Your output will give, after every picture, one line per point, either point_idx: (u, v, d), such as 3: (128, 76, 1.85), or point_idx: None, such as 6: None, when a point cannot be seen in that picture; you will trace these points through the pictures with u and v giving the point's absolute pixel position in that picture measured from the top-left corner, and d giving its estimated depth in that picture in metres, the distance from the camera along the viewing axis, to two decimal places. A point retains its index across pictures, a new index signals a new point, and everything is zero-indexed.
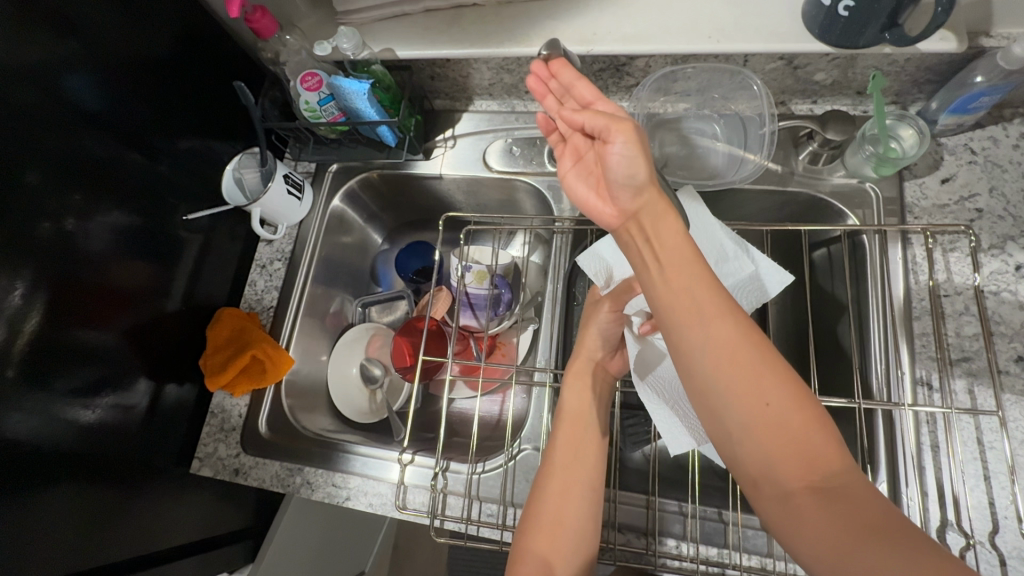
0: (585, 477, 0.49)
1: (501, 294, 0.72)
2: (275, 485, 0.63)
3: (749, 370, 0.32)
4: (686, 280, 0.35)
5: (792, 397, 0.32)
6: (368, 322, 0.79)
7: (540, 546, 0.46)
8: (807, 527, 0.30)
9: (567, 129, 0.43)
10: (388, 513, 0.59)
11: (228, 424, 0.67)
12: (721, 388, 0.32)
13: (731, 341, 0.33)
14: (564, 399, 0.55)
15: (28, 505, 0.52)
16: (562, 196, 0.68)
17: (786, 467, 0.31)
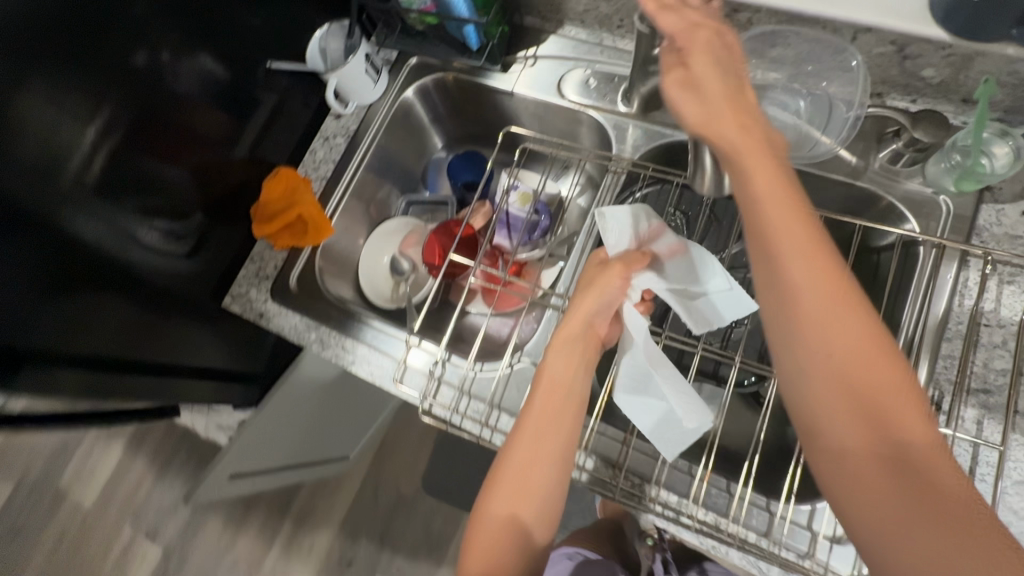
0: (557, 453, 0.50)
1: (539, 221, 0.74)
2: (292, 336, 0.68)
3: (839, 325, 0.36)
4: (794, 234, 0.37)
5: (872, 356, 0.36)
6: (408, 218, 0.82)
7: (507, 500, 0.49)
8: (866, 486, 0.35)
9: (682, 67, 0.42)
10: (385, 385, 0.64)
11: (263, 272, 0.71)
12: (810, 338, 0.36)
13: (828, 300, 0.36)
14: (548, 363, 0.53)
15: (83, 299, 0.59)
16: (626, 137, 0.67)
17: (853, 421, 0.35)
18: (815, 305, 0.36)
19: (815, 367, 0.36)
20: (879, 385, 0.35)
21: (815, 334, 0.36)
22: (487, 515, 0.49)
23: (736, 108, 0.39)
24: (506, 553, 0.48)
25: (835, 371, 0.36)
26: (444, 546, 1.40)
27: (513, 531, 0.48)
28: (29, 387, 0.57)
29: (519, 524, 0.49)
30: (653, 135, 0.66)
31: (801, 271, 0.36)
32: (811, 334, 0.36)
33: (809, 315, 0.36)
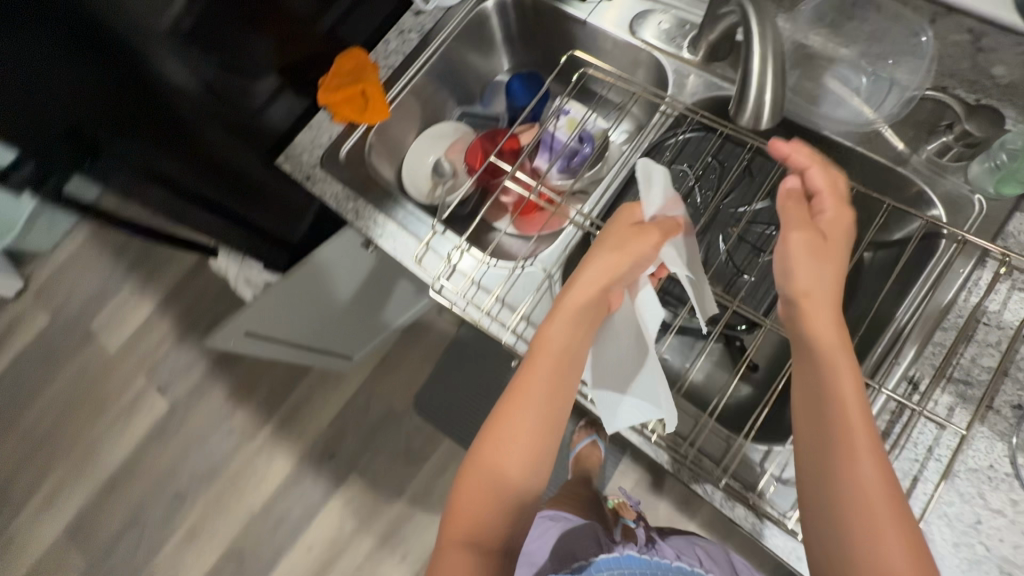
0: (548, 419, 0.51)
1: (580, 150, 0.77)
2: (331, 203, 0.73)
3: (875, 486, 0.38)
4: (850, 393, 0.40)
5: (882, 476, 0.38)
6: (459, 128, 0.85)
7: (493, 469, 0.50)
8: None
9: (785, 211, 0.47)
10: (405, 262, 0.68)
11: (318, 140, 0.76)
12: (845, 489, 0.38)
13: (870, 460, 0.38)
14: (551, 331, 0.51)
15: (167, 128, 0.68)
16: (684, 82, 0.68)
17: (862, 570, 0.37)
18: (864, 463, 0.38)
19: (824, 462, 0.40)
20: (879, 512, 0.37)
21: (830, 455, 0.40)
22: (473, 479, 0.51)
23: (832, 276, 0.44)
24: (490, 519, 0.50)
25: (844, 470, 0.39)
26: (421, 461, 1.48)
27: (499, 498, 0.50)
28: (122, 189, 0.70)
29: (502, 492, 0.50)
30: (710, 85, 0.68)
31: (828, 369, 0.41)
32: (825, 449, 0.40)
33: (831, 417, 0.40)
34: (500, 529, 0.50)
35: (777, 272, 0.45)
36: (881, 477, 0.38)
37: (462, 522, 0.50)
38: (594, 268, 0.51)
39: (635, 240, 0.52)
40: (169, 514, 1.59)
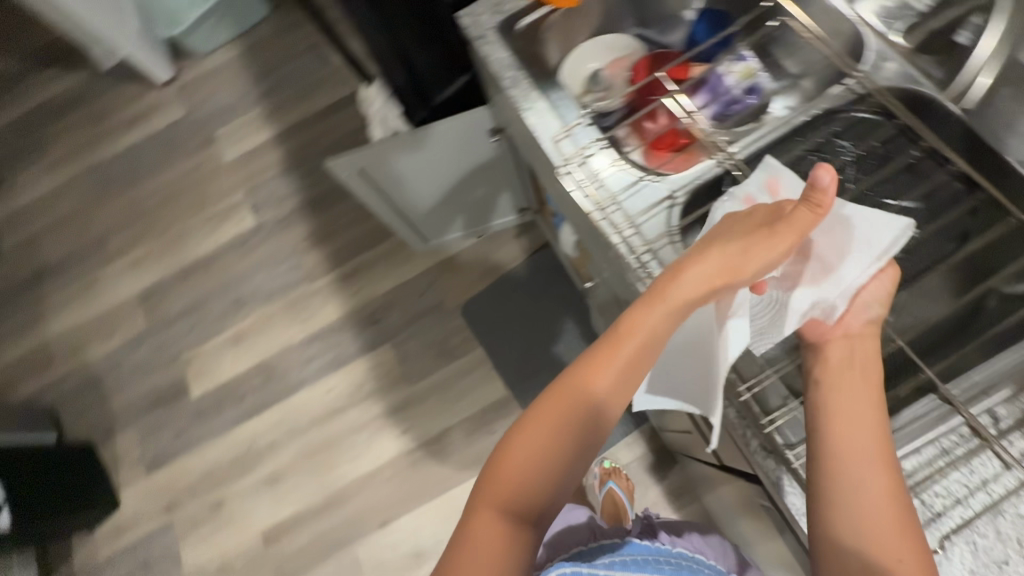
0: (609, 402, 0.54)
1: (740, 101, 0.75)
2: (493, 65, 0.77)
3: (888, 477, 0.49)
4: (868, 408, 0.52)
5: (889, 474, 0.49)
6: (627, 45, 0.85)
7: (547, 435, 0.53)
8: None
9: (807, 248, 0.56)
10: (542, 139, 0.72)
11: (502, 5, 0.79)
12: (863, 477, 0.49)
13: (881, 457, 0.50)
14: (649, 315, 0.54)
15: None
16: (880, 65, 0.66)
17: (878, 542, 0.47)
18: (875, 458, 0.50)
19: (850, 459, 0.50)
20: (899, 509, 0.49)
21: (861, 469, 0.50)
22: (524, 439, 0.54)
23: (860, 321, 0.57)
24: (531, 481, 0.52)
25: (860, 465, 0.50)
26: (449, 358, 1.56)
27: (546, 463, 0.53)
28: None
29: (549, 456, 0.53)
30: (906, 76, 0.65)
31: (844, 390, 0.53)
32: (847, 456, 0.50)
33: (841, 423, 0.52)
34: (540, 492, 0.52)
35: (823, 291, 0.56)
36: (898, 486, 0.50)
37: (506, 483, 0.53)
38: (710, 262, 0.54)
39: (744, 245, 0.53)
40: (225, 313, 1.78)
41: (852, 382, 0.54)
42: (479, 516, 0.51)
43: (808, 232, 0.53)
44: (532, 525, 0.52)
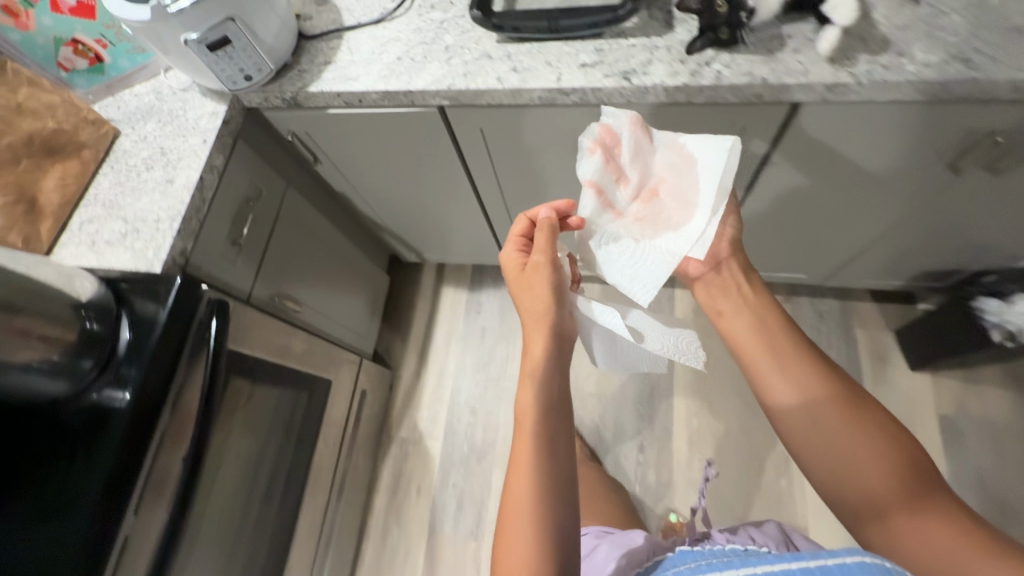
0: (551, 452, 0.62)
1: None
2: None
3: (824, 399, 0.68)
4: (770, 322, 0.74)
5: (817, 375, 0.69)
6: None
7: (520, 506, 0.58)
8: (887, 473, 0.63)
9: (518, 261, 0.76)
10: None
11: None
12: (804, 410, 0.68)
13: (794, 362, 0.71)
14: (524, 401, 0.65)
15: None
16: None
17: (856, 451, 0.65)
18: (800, 360, 0.71)
19: (798, 393, 0.69)
20: (918, 478, 0.62)
21: (800, 385, 0.69)
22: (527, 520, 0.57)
23: (557, 294, 0.72)
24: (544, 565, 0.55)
25: (814, 400, 0.68)
26: None
27: (551, 526, 0.57)
28: None
29: (553, 532, 0.57)
30: None
31: (751, 310, 0.76)
32: (798, 391, 0.69)
33: (766, 353, 0.72)
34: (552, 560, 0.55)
35: (551, 294, 0.71)
36: (870, 444, 0.64)
37: None
38: (527, 307, 0.72)
39: (522, 306, 0.72)
40: None
41: (750, 306, 0.76)
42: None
43: (552, 236, 0.75)
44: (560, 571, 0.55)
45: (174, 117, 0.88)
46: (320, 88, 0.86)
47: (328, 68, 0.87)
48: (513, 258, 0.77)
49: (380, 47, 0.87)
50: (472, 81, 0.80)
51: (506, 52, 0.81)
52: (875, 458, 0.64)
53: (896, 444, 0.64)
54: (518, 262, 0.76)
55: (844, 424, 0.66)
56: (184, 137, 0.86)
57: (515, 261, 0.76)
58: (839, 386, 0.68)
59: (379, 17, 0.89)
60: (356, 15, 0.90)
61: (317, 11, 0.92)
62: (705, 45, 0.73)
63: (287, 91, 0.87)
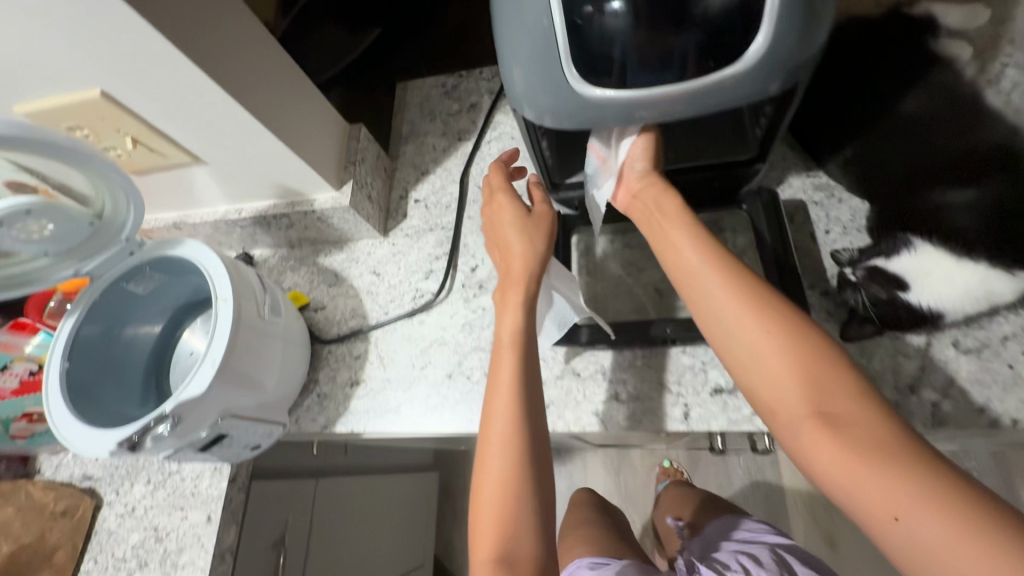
0: (527, 383, 0.49)
1: None
2: None
3: (742, 291, 0.39)
4: (666, 199, 0.47)
5: (723, 265, 0.41)
6: None
7: (490, 442, 0.47)
8: (828, 395, 0.34)
9: (500, 192, 0.57)
10: None
11: None
12: (709, 297, 0.40)
13: (696, 248, 0.43)
14: (501, 327, 0.50)
15: None
16: None
17: (780, 362, 0.36)
18: (695, 249, 0.43)
19: (697, 274, 0.42)
20: (851, 385, 0.34)
21: (701, 274, 0.41)
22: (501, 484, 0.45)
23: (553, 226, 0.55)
24: (519, 539, 0.43)
25: (717, 285, 0.40)
26: None
27: (531, 472, 0.46)
28: None
29: (528, 501, 0.45)
30: None
31: (654, 183, 0.48)
32: (699, 276, 0.41)
33: (661, 251, 0.45)
34: (529, 505, 0.45)
35: (547, 228, 0.54)
36: (782, 326, 0.37)
37: None
38: (509, 227, 0.54)
39: (502, 241, 0.54)
40: None
41: (656, 188, 0.48)
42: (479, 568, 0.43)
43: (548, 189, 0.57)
44: (543, 522, 0.45)
45: (167, 473, 0.68)
46: (348, 426, 0.64)
47: (355, 392, 0.65)
48: (498, 190, 0.57)
49: (421, 356, 0.65)
50: (557, 420, 0.58)
51: (605, 371, 0.59)
52: (790, 354, 0.36)
53: (826, 344, 0.36)
54: (503, 191, 0.57)
55: (757, 299, 0.38)
56: (180, 508, 0.66)
57: (497, 191, 0.57)
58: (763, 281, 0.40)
59: (413, 306, 0.68)
60: (381, 303, 0.69)
61: (329, 296, 0.72)
62: (853, 321, 0.53)
63: (306, 430, 0.65)
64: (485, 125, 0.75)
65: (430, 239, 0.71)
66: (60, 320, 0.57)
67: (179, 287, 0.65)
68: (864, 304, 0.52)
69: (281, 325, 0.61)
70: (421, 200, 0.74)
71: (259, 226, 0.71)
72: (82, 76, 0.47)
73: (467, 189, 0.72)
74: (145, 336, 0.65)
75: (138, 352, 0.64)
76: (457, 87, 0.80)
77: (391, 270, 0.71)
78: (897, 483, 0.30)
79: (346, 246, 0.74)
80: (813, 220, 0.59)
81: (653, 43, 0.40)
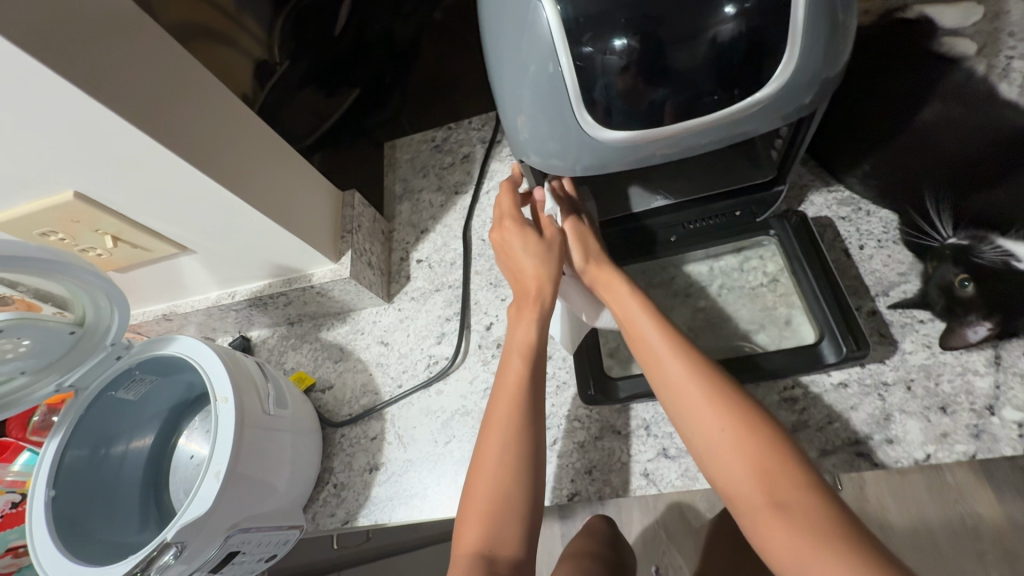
0: (535, 395, 0.48)
1: None
2: None
3: (696, 383, 0.40)
4: (622, 290, 0.49)
5: (677, 358, 0.42)
6: None
7: (489, 439, 0.46)
8: (782, 491, 0.35)
9: (509, 212, 0.56)
10: None
11: None
12: (669, 395, 0.42)
13: (654, 339, 0.44)
14: (515, 339, 0.50)
15: None
16: None
17: (737, 457, 0.37)
18: (655, 340, 0.44)
19: (655, 369, 0.43)
20: (808, 481, 0.35)
21: (660, 371, 0.43)
22: (493, 485, 0.43)
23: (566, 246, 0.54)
24: (502, 527, 0.42)
25: (674, 380, 0.41)
26: None
27: (526, 478, 0.44)
28: None
29: (518, 503, 0.43)
30: None
31: (609, 276, 0.51)
32: (658, 370, 0.43)
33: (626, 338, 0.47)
34: (520, 509, 0.43)
35: (558, 253, 0.53)
36: (746, 420, 0.38)
37: None
38: (519, 247, 0.53)
39: (516, 263, 0.54)
40: None
41: (616, 281, 0.50)
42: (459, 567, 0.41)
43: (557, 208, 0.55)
44: (532, 531, 0.43)
45: None
46: (372, 518, 0.58)
47: (376, 478, 0.60)
48: (507, 210, 0.56)
49: (443, 430, 0.60)
50: (603, 486, 0.53)
51: (648, 424, 0.54)
52: (743, 449, 0.37)
53: (778, 438, 0.37)
54: (511, 212, 0.56)
55: (712, 391, 0.39)
56: None
57: (506, 212, 0.56)
58: (722, 374, 0.41)
59: (428, 375, 0.63)
60: (393, 374, 0.64)
61: (336, 373, 0.67)
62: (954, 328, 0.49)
63: (325, 527, 0.59)
64: (482, 175, 0.72)
65: (437, 300, 0.67)
66: (43, 442, 0.52)
67: (171, 388, 0.60)
68: (978, 288, 0.48)
69: (288, 416, 0.56)
70: (424, 260, 0.70)
71: (255, 308, 0.67)
72: (52, 180, 0.44)
73: (471, 242, 0.69)
74: (136, 451, 0.59)
75: (131, 473, 0.58)
76: (447, 139, 0.78)
77: (400, 338, 0.66)
78: (842, 573, 0.30)
79: (349, 317, 0.70)
80: (844, 237, 0.55)
81: (636, 92, 0.38)
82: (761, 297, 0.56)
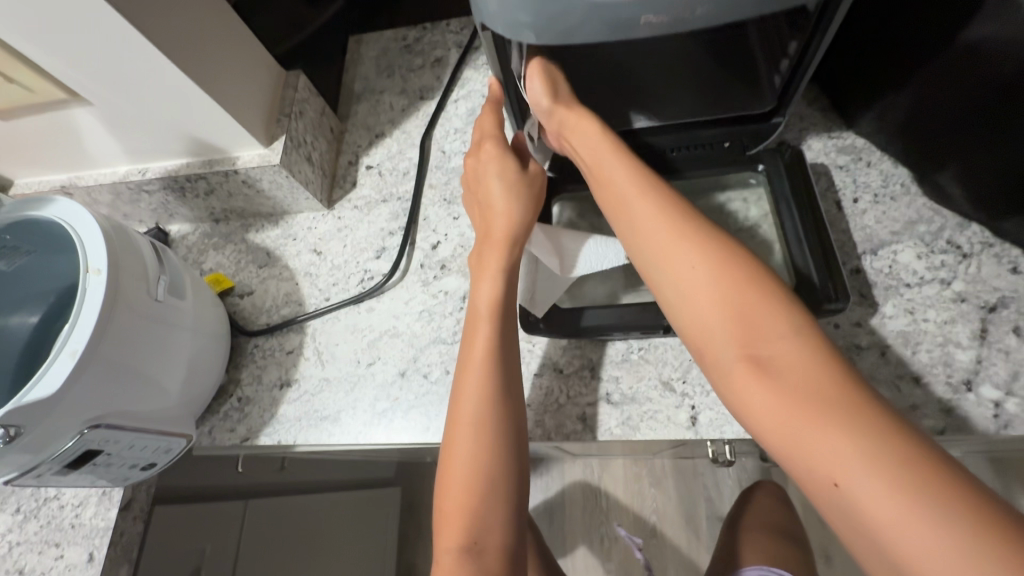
0: (508, 354, 0.40)
1: None
2: None
3: (672, 223, 0.34)
4: (585, 128, 0.42)
5: (650, 199, 0.36)
6: None
7: (458, 410, 0.38)
8: (772, 343, 0.29)
9: (487, 142, 0.47)
10: None
11: None
12: (639, 232, 0.35)
13: (626, 178, 0.38)
14: (482, 292, 0.42)
15: None
16: None
17: (717, 304, 0.31)
18: (624, 180, 0.38)
19: (628, 204, 0.37)
20: (798, 330, 0.29)
21: (631, 209, 0.36)
22: (474, 470, 0.36)
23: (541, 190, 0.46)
24: (489, 522, 0.35)
25: (652, 216, 0.35)
26: None
27: (507, 453, 0.37)
28: None
29: (503, 489, 0.36)
30: None
31: (576, 110, 0.43)
32: (626, 211, 0.37)
33: (595, 177, 0.40)
34: (503, 487, 0.36)
35: (535, 193, 0.45)
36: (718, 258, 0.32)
37: None
38: (495, 180, 0.45)
39: (486, 201, 0.45)
40: None
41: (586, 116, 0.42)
42: (444, 560, 0.35)
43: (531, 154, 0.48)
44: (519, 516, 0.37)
45: (41, 500, 0.53)
46: (275, 437, 0.51)
47: (285, 396, 0.53)
48: (485, 140, 0.47)
49: (368, 351, 0.53)
50: (535, 428, 0.47)
51: (594, 365, 0.48)
52: (722, 293, 0.31)
53: (763, 288, 0.30)
54: (488, 143, 0.47)
55: (691, 234, 0.33)
56: (55, 545, 0.52)
57: (483, 142, 0.48)
58: (701, 216, 0.35)
59: (360, 290, 0.56)
60: (322, 287, 0.57)
61: (258, 279, 0.59)
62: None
63: (221, 443, 0.52)
64: (452, 82, 0.64)
65: (382, 212, 0.60)
66: None
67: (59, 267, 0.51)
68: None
69: (187, 310, 0.48)
70: (375, 167, 0.62)
71: (171, 193, 0.58)
72: None
73: (429, 153, 0.61)
74: None
75: None
76: (420, 40, 0.69)
77: (335, 248, 0.59)
78: (844, 433, 0.25)
79: (282, 220, 0.62)
80: (838, 187, 0.49)
81: None
82: (738, 243, 0.50)
